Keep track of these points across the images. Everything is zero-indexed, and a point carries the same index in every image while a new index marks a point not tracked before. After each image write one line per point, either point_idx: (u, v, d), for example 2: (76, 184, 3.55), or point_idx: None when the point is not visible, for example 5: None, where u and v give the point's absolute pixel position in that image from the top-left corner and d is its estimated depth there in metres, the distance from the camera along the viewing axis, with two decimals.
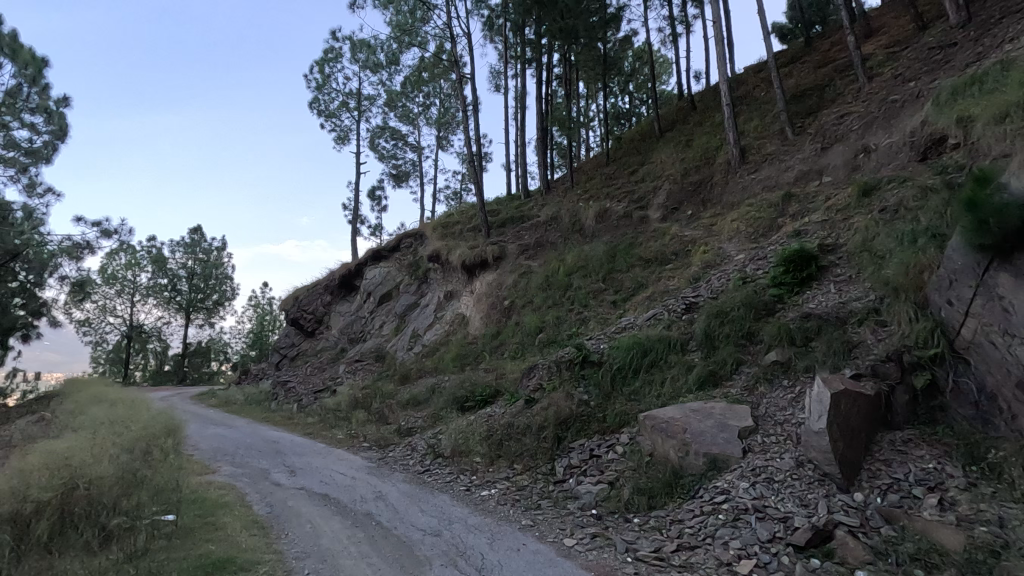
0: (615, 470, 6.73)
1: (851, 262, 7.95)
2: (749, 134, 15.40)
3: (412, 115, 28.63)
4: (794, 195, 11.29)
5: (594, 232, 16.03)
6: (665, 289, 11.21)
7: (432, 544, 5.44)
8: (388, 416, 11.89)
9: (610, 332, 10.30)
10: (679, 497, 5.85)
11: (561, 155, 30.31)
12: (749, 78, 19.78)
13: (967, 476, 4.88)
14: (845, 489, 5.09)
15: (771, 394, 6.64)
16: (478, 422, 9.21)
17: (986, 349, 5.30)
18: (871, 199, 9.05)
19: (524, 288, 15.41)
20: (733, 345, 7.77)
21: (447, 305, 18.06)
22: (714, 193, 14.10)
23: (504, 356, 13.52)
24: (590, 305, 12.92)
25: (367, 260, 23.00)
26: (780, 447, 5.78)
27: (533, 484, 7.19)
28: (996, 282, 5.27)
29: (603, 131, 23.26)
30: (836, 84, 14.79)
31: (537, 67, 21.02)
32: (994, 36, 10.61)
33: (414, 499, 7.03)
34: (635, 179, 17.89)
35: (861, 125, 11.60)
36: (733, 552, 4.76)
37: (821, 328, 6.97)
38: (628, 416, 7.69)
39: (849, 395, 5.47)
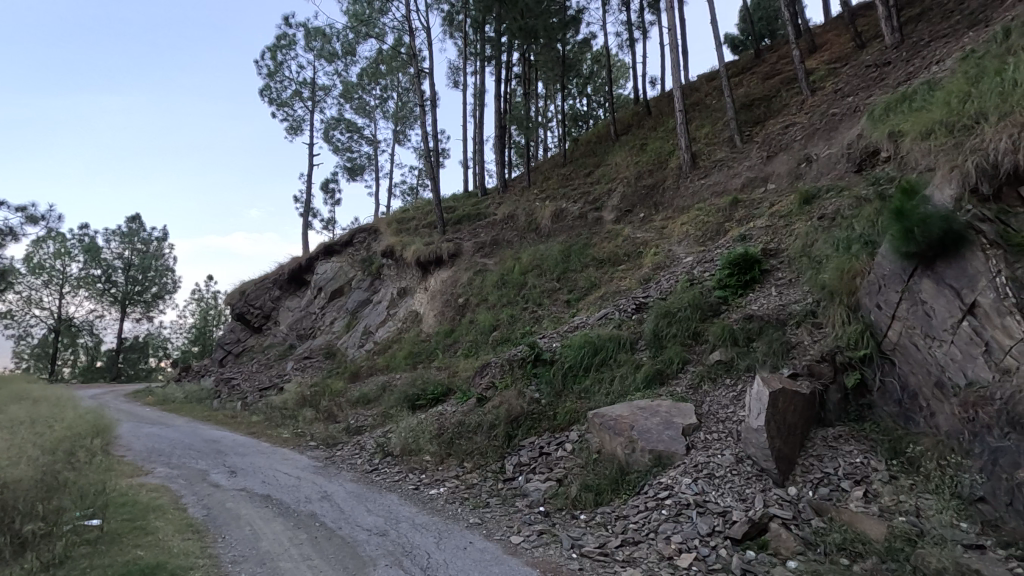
0: (563, 467, 6.81)
1: (791, 266, 8.32)
2: (700, 140, 15.88)
3: (368, 108, 28.05)
4: (741, 201, 11.70)
5: (550, 231, 16.18)
6: (616, 289, 11.42)
7: (377, 544, 5.34)
8: (337, 414, 11.60)
9: (562, 331, 10.38)
10: (625, 493, 5.96)
11: (519, 154, 30.46)
12: (703, 85, 20.41)
13: (890, 469, 5.19)
14: (780, 483, 5.32)
15: (715, 392, 6.86)
16: (429, 421, 9.12)
17: (910, 351, 5.65)
18: (811, 206, 9.49)
19: (478, 286, 15.36)
20: (680, 344, 7.99)
21: (400, 302, 17.79)
22: (666, 196, 14.48)
23: (457, 354, 13.42)
24: (544, 304, 13.02)
25: (319, 255, 22.40)
26: (721, 444, 5.97)
27: (482, 482, 7.18)
28: (920, 288, 5.64)
29: (560, 131, 23.48)
30: (782, 96, 15.43)
31: (497, 65, 20.99)
32: (924, 58, 11.30)
33: (360, 498, 6.89)
34: (591, 180, 18.12)
35: (803, 136, 12.16)
36: (674, 546, 4.89)
37: (762, 329, 7.25)
38: (578, 413, 7.80)
39: (786, 394, 5.71)
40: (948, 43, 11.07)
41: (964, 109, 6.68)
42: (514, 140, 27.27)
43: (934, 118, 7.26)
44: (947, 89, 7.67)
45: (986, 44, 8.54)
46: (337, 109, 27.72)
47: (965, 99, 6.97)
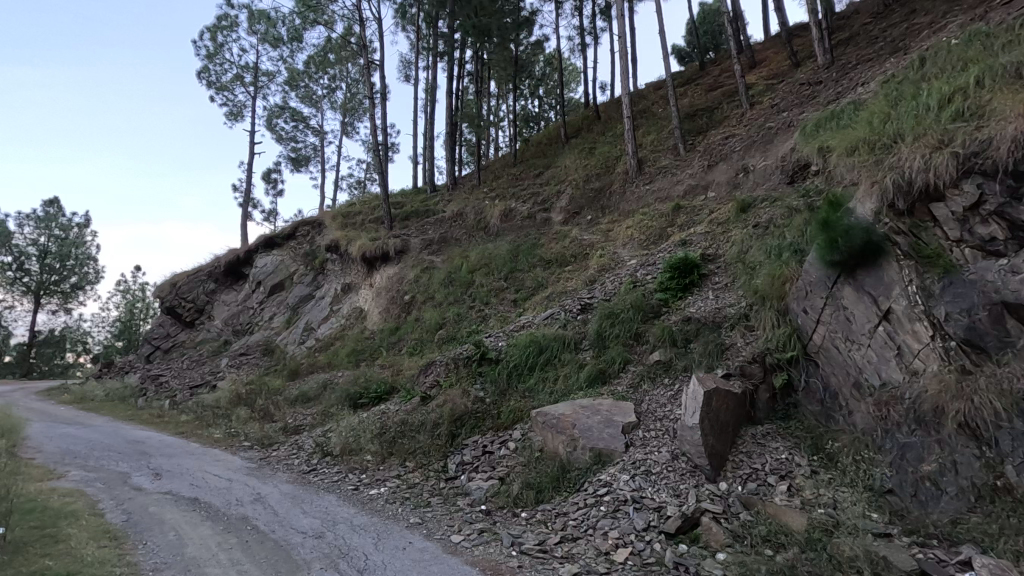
0: (506, 465, 6.84)
1: (727, 271, 8.69)
2: (647, 147, 16.34)
3: (315, 97, 27.17)
4: (683, 207, 12.11)
5: (498, 230, 16.22)
6: (562, 290, 11.57)
7: (313, 546, 5.19)
8: (273, 413, 11.16)
9: (507, 330, 10.42)
10: (565, 490, 6.06)
11: (470, 152, 30.33)
12: (650, 93, 21.02)
13: (811, 464, 5.52)
14: (712, 478, 5.55)
15: (654, 391, 7.08)
16: (371, 420, 8.94)
17: (832, 353, 6.04)
18: (747, 215, 9.94)
19: (425, 284, 15.19)
20: (622, 344, 8.19)
21: (344, 298, 17.33)
22: (613, 200, 14.81)
23: (402, 352, 13.21)
24: (491, 303, 13.02)
25: (258, 247, 21.51)
26: (658, 441, 6.17)
27: (424, 482, 7.10)
28: (842, 294, 6.04)
29: (511, 131, 23.57)
30: (723, 108, 16.08)
31: (450, 61, 20.81)
32: (851, 79, 12.07)
33: (296, 500, 6.67)
34: (541, 181, 18.28)
35: (742, 147, 12.74)
36: (611, 541, 5.01)
37: (699, 331, 7.54)
38: (522, 412, 7.85)
39: (719, 393, 5.96)
40: (872, 67, 11.86)
41: (884, 129, 7.16)
42: (465, 138, 27.12)
43: (858, 135, 7.75)
44: (870, 110, 8.21)
45: (904, 70, 9.21)
46: (281, 96, 26.70)
47: (885, 120, 7.48)
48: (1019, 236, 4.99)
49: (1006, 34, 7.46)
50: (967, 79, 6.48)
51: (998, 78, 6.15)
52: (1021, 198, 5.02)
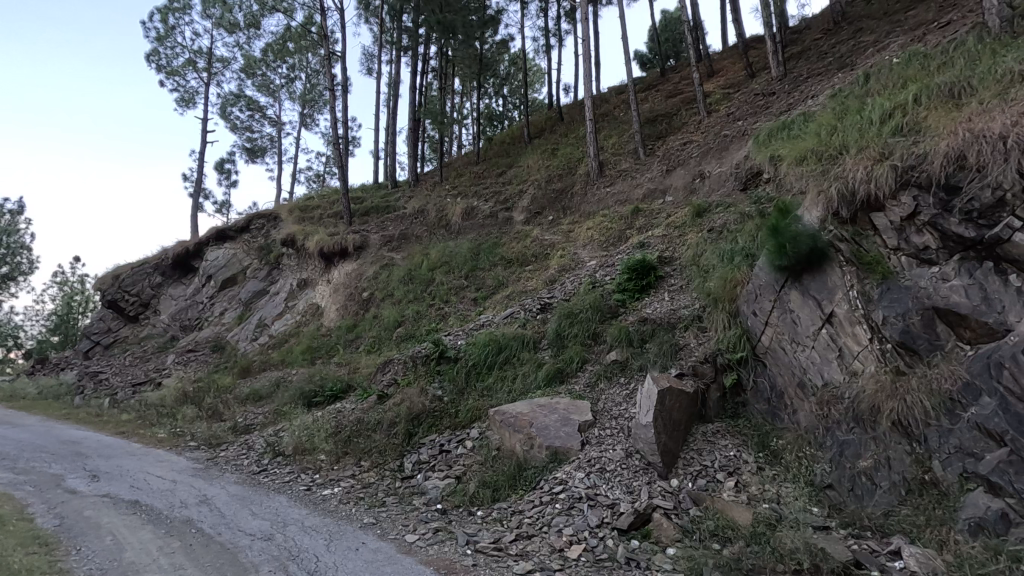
0: (462, 464, 6.83)
1: (682, 273, 8.92)
2: (608, 150, 16.61)
3: (272, 86, 26.34)
4: (642, 210, 12.35)
5: (460, 228, 16.16)
6: (522, 290, 11.62)
7: (261, 549, 5.05)
8: (222, 412, 10.77)
9: (467, 329, 10.38)
10: (521, 489, 6.09)
11: (432, 149, 30.05)
12: (612, 97, 21.38)
13: (757, 462, 5.74)
14: (663, 475, 5.69)
15: (610, 390, 7.21)
16: (325, 418, 8.75)
17: (778, 354, 6.29)
18: (702, 219, 10.22)
19: (384, 281, 14.97)
20: (580, 344, 8.28)
21: (299, 294, 16.88)
22: (574, 201, 14.98)
23: (359, 350, 12.96)
24: (451, 301, 12.93)
25: (210, 240, 20.73)
26: (613, 439, 6.28)
27: (380, 481, 7.01)
28: (789, 298, 6.30)
29: (475, 129, 23.50)
30: (682, 115, 16.48)
31: (413, 56, 20.57)
32: (801, 92, 12.57)
33: (244, 501, 6.46)
34: (503, 181, 18.29)
35: (699, 153, 13.09)
36: (565, 538, 5.07)
37: (654, 331, 7.71)
38: (480, 411, 7.85)
39: (672, 392, 6.13)
40: (821, 81, 12.39)
41: (831, 140, 7.49)
42: (428, 135, 26.86)
43: (806, 146, 8.07)
44: (819, 122, 8.57)
45: (850, 85, 9.66)
46: (237, 84, 25.77)
47: (833, 132, 7.82)
48: (949, 246, 5.28)
49: (942, 56, 7.92)
50: (907, 96, 6.84)
51: (934, 96, 6.51)
52: (951, 211, 5.29)
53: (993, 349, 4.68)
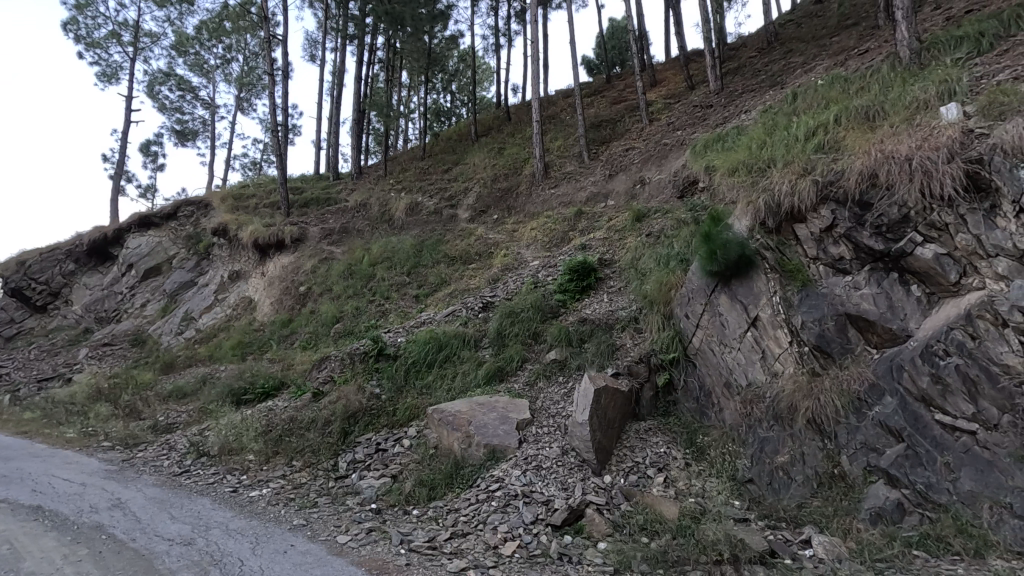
0: (399, 463, 6.74)
1: (621, 276, 9.16)
2: (553, 152, 16.85)
3: (206, 66, 24.93)
4: (584, 213, 12.60)
5: (403, 224, 15.92)
6: (465, 288, 11.58)
7: (180, 554, 4.79)
8: (141, 411, 10.11)
9: (408, 326, 10.24)
10: (458, 487, 6.08)
11: (377, 142, 29.40)
12: (559, 100, 21.70)
13: (685, 458, 6.00)
14: (597, 472, 5.84)
15: (548, 389, 7.32)
16: (255, 417, 8.38)
17: (708, 355, 6.59)
18: (641, 224, 10.55)
19: (323, 275, 14.52)
20: (521, 343, 8.35)
21: (230, 287, 16.08)
22: (519, 201, 15.09)
23: (294, 346, 12.49)
24: (392, 298, 12.69)
25: (131, 227, 19.39)
26: (550, 437, 6.38)
27: (312, 481, 6.80)
28: (719, 302, 6.61)
29: (421, 124, 23.21)
30: (625, 121, 16.93)
31: (360, 46, 20.06)
32: (736, 106, 13.21)
33: (162, 504, 6.10)
34: (449, 177, 18.16)
35: (640, 160, 13.49)
36: (500, 535, 5.10)
37: (593, 331, 7.89)
38: (419, 409, 7.76)
39: (608, 391, 6.31)
40: (754, 97, 13.06)
41: (760, 154, 7.91)
42: (373, 127, 26.26)
43: (738, 157, 8.50)
44: (750, 135, 9.04)
45: (779, 103, 10.25)
46: (166, 62, 24.22)
47: (762, 146, 8.27)
48: (861, 257, 5.71)
49: (860, 81, 8.55)
50: (828, 116, 7.33)
51: (852, 118, 7.01)
52: (863, 225, 5.71)
53: (897, 353, 5.12)
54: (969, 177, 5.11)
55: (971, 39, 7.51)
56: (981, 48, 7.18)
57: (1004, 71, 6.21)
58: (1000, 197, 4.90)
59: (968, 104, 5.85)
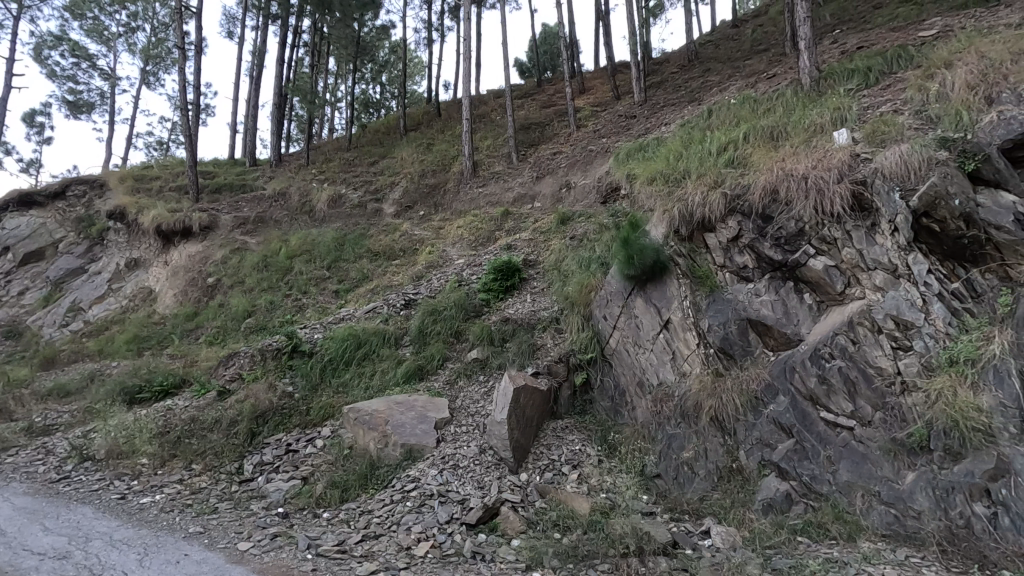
0: (310, 464, 6.46)
1: (544, 277, 9.30)
2: (482, 151, 16.85)
3: (107, 34, 22.74)
4: (511, 214, 12.69)
5: (324, 216, 15.32)
6: (388, 284, 11.31)
7: (52, 570, 4.34)
8: (13, 412, 9.03)
9: (325, 322, 9.83)
10: (373, 488, 5.92)
11: (299, 129, 28.10)
12: (490, 100, 21.75)
13: (599, 455, 6.20)
14: (514, 470, 5.90)
15: (468, 388, 7.31)
16: (151, 417, 7.74)
17: (623, 355, 6.84)
18: (565, 227, 10.77)
19: (234, 266, 13.66)
20: (443, 342, 8.27)
21: (127, 275, 14.74)
22: (446, 199, 14.96)
23: (199, 341, 11.64)
24: (310, 292, 12.16)
25: (9, 205, 17.30)
26: (468, 437, 6.37)
27: (212, 486, 6.37)
28: (635, 304, 6.87)
29: (348, 114, 22.43)
30: (554, 126, 17.23)
31: (283, 27, 19.08)
32: (657, 118, 13.80)
33: (33, 515, 5.48)
34: (375, 171, 17.68)
35: (567, 164, 13.77)
36: (413, 536, 5.02)
37: (514, 331, 7.97)
38: (334, 408, 7.48)
39: (526, 390, 6.39)
40: (674, 110, 13.71)
41: (677, 164, 8.31)
42: (295, 113, 25.04)
43: (657, 166, 8.88)
44: (669, 147, 9.48)
45: (696, 118, 10.82)
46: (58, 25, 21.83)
47: (678, 157, 8.69)
48: (762, 266, 6.14)
49: (767, 103, 9.20)
50: (738, 134, 7.82)
51: (758, 136, 7.54)
52: (765, 236, 6.15)
53: (789, 356, 5.57)
54: (854, 197, 5.64)
55: (861, 73, 8.28)
56: (868, 82, 7.95)
57: (886, 104, 6.91)
58: (879, 217, 5.44)
59: (856, 131, 6.45)
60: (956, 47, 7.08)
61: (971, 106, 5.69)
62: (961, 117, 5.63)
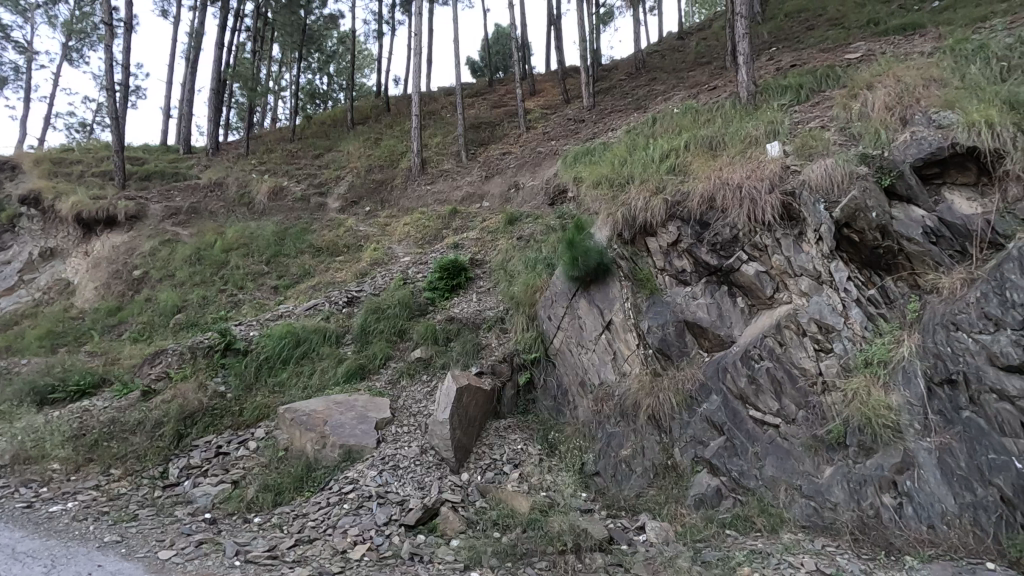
0: (242, 468, 6.19)
1: (490, 276, 9.30)
2: (432, 148, 16.68)
3: (23, 3, 20.96)
4: (459, 212, 12.61)
5: (264, 209, 14.74)
6: (330, 281, 10.99)
7: None
8: None
9: (262, 318, 9.45)
10: (308, 490, 5.74)
11: (238, 117, 26.87)
12: (441, 97, 21.58)
13: (540, 454, 6.27)
14: (455, 470, 5.87)
15: (411, 388, 7.21)
16: (65, 419, 7.19)
17: (566, 355, 6.95)
18: (512, 227, 10.80)
19: (164, 258, 12.90)
20: (386, 340, 8.12)
21: (42, 266, 13.64)
22: (393, 195, 14.70)
23: (122, 338, 10.91)
24: (247, 288, 11.65)
25: None
26: (409, 437, 6.28)
27: (133, 492, 6.00)
28: (579, 305, 6.99)
29: (292, 103, 21.66)
30: (504, 126, 17.28)
31: (224, 9, 18.22)
32: (605, 123, 14.10)
33: None
34: (319, 164, 17.15)
35: (515, 165, 13.84)
36: (350, 539, 4.90)
37: (459, 330, 7.93)
38: (269, 409, 7.20)
39: (470, 390, 6.37)
40: (621, 117, 14.04)
41: (621, 169, 8.51)
42: (235, 100, 23.94)
43: (603, 170, 9.07)
44: (614, 152, 9.69)
45: (642, 125, 11.12)
46: None
47: (623, 162, 8.90)
48: (699, 270, 6.38)
49: (707, 114, 9.57)
50: (679, 142, 8.09)
51: (699, 145, 7.82)
52: (703, 242, 6.39)
53: (722, 356, 5.81)
54: (784, 207, 5.95)
55: (793, 89, 8.75)
56: (799, 99, 8.42)
57: (815, 120, 7.33)
58: (806, 226, 5.77)
59: (787, 144, 6.81)
60: (876, 71, 7.60)
61: (888, 126, 6.12)
62: (879, 135, 6.04)
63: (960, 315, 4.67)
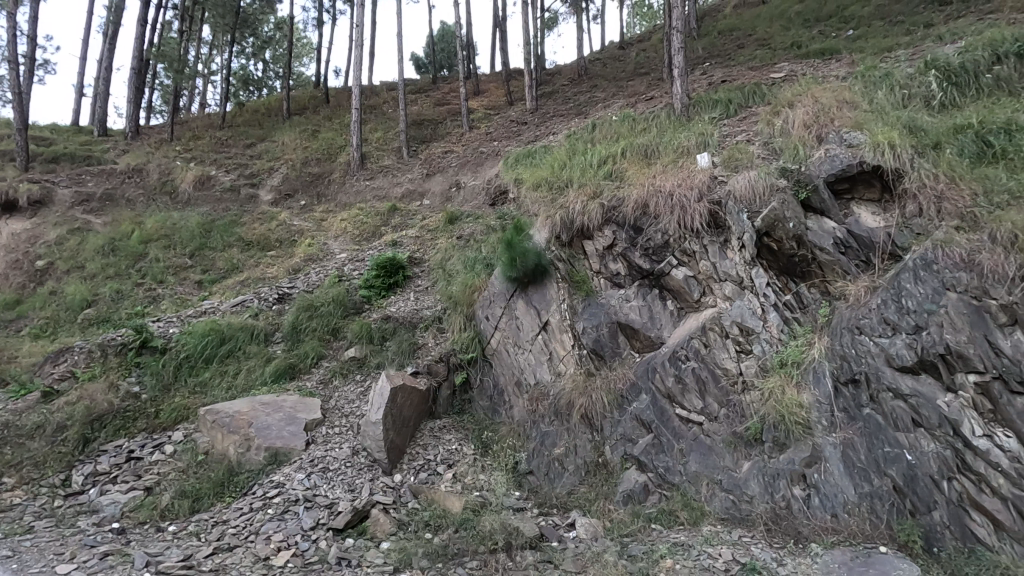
0: (156, 473, 5.81)
1: (429, 275, 9.20)
2: (372, 143, 16.31)
3: None
4: (399, 210, 12.39)
5: (189, 199, 13.91)
6: (260, 276, 10.50)
7: None
8: None
9: (184, 315, 8.90)
10: (229, 495, 5.47)
11: (162, 100, 25.21)
12: (383, 92, 21.15)
13: (474, 454, 6.27)
14: (387, 471, 5.77)
15: (343, 388, 7.02)
16: None
17: (503, 355, 6.99)
18: (452, 226, 10.73)
19: (73, 248, 11.91)
20: (318, 339, 7.86)
21: None
22: (330, 189, 14.25)
23: (20, 334, 9.96)
24: (167, 282, 10.95)
25: None
26: (340, 438, 6.11)
27: (29, 502, 5.50)
28: (516, 306, 7.05)
29: (223, 88, 20.55)
30: (446, 124, 17.15)
31: None
32: (547, 127, 14.28)
33: None
34: (251, 154, 16.38)
35: (457, 164, 13.77)
36: (273, 545, 4.71)
37: (395, 330, 7.80)
38: (189, 410, 6.80)
39: (405, 389, 6.28)
40: (562, 121, 14.27)
41: (561, 173, 8.65)
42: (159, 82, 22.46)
43: (543, 172, 9.20)
44: (555, 156, 9.84)
45: (582, 130, 11.34)
46: None
47: (563, 166, 9.05)
48: (632, 273, 6.58)
49: (644, 123, 9.89)
50: (617, 149, 8.32)
51: (635, 153, 8.07)
52: (636, 246, 6.60)
53: (652, 357, 6.03)
54: (711, 215, 6.25)
55: (723, 103, 9.21)
56: (728, 113, 8.86)
57: (742, 133, 7.74)
58: (730, 233, 6.08)
59: (716, 156, 7.15)
60: (796, 91, 8.12)
61: (806, 142, 6.55)
62: (798, 151, 6.45)
63: (863, 320, 5.06)
